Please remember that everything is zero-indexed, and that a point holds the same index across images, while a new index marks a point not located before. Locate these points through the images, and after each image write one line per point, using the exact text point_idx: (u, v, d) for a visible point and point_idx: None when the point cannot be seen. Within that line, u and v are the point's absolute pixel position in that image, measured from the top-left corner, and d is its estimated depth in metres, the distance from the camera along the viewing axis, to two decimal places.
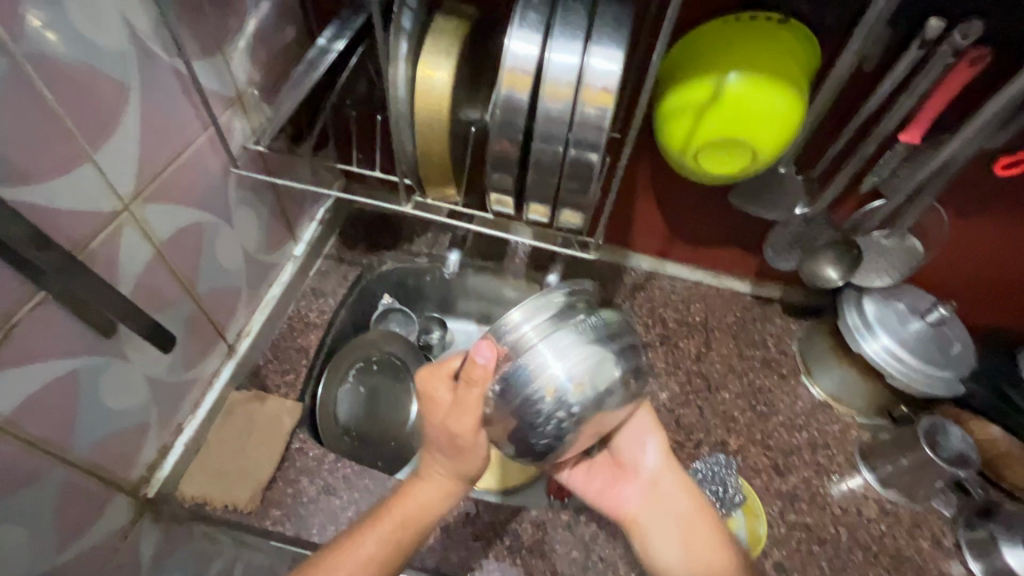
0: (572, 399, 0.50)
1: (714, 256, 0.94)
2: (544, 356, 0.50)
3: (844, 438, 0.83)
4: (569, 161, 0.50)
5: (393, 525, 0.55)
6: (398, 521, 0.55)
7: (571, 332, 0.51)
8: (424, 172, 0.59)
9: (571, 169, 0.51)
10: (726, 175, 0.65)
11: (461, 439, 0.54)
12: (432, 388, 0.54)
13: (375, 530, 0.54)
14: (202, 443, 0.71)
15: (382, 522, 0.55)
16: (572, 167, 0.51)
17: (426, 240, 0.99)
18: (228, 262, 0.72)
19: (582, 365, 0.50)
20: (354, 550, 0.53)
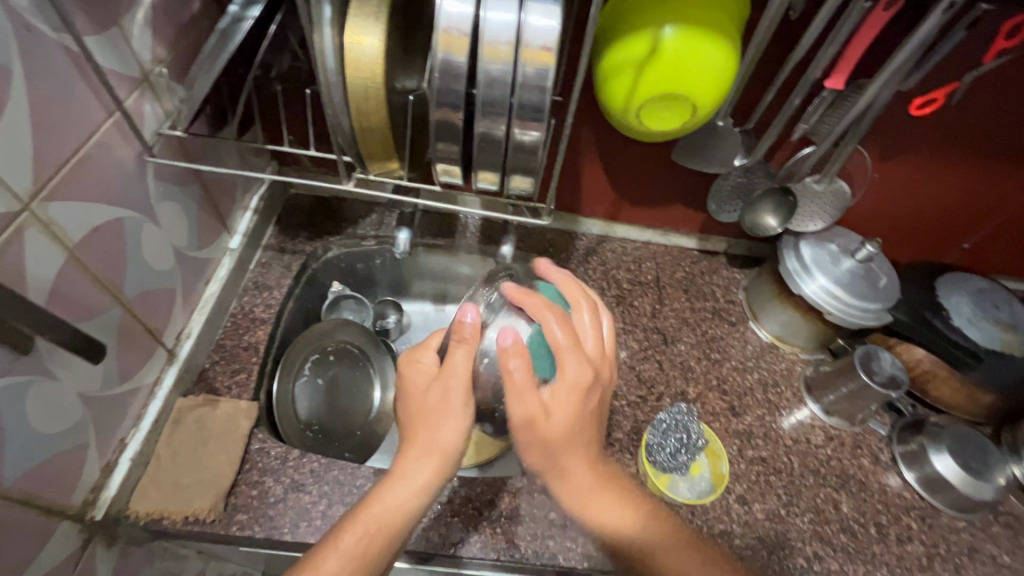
0: None
1: (663, 214, 0.97)
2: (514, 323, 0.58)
3: (791, 374, 0.89)
4: (514, 127, 0.49)
5: (369, 528, 0.52)
6: (366, 524, 0.52)
7: None
8: (364, 147, 0.56)
9: (516, 134, 0.50)
10: (669, 131, 0.65)
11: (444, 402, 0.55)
12: (411, 367, 0.58)
13: (346, 534, 0.52)
14: (151, 456, 0.67)
15: (352, 525, 0.52)
16: (518, 133, 0.49)
17: (371, 222, 0.96)
18: (158, 262, 0.66)
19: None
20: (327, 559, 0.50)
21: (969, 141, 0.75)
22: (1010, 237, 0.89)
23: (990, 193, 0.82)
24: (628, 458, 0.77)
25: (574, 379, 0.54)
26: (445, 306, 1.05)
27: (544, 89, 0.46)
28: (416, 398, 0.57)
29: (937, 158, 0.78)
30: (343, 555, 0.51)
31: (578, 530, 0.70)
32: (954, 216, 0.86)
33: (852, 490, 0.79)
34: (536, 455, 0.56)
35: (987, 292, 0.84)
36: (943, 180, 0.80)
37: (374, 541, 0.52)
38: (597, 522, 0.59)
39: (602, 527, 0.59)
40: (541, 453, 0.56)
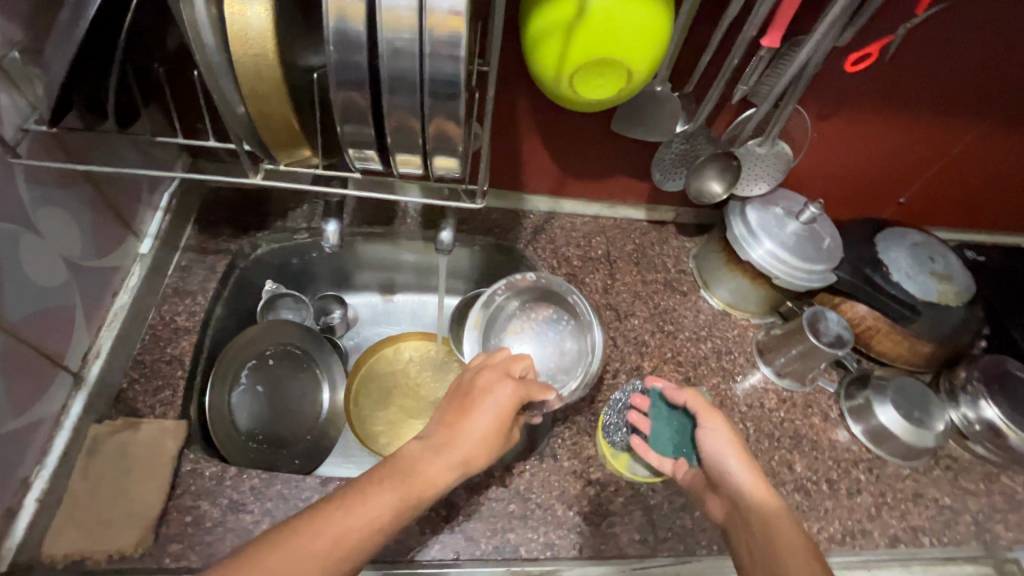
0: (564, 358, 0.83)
1: (610, 187, 0.94)
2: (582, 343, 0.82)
3: (743, 340, 0.89)
4: (430, 105, 0.44)
5: (398, 500, 0.52)
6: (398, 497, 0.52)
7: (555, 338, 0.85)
8: (267, 134, 0.50)
9: (432, 113, 0.45)
10: (606, 100, 0.62)
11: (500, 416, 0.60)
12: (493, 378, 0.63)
13: (373, 505, 0.51)
14: (65, 492, 0.61)
15: (382, 497, 0.52)
16: (434, 111, 0.44)
17: (303, 213, 0.88)
18: (45, 279, 0.58)
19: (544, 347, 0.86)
20: (352, 525, 0.49)
21: (907, 95, 0.74)
22: (943, 190, 0.91)
23: (925, 146, 0.83)
24: (587, 440, 0.75)
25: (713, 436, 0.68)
26: (393, 296, 1.02)
27: (457, 61, 0.41)
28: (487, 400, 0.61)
29: (876, 115, 0.77)
30: (370, 521, 0.50)
31: (540, 519, 0.69)
32: (892, 172, 0.87)
33: (804, 449, 0.80)
34: (718, 433, 0.67)
35: (922, 245, 0.86)
36: (881, 135, 0.81)
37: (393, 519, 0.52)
38: (761, 503, 0.61)
39: (770, 507, 0.61)
40: (722, 432, 0.67)
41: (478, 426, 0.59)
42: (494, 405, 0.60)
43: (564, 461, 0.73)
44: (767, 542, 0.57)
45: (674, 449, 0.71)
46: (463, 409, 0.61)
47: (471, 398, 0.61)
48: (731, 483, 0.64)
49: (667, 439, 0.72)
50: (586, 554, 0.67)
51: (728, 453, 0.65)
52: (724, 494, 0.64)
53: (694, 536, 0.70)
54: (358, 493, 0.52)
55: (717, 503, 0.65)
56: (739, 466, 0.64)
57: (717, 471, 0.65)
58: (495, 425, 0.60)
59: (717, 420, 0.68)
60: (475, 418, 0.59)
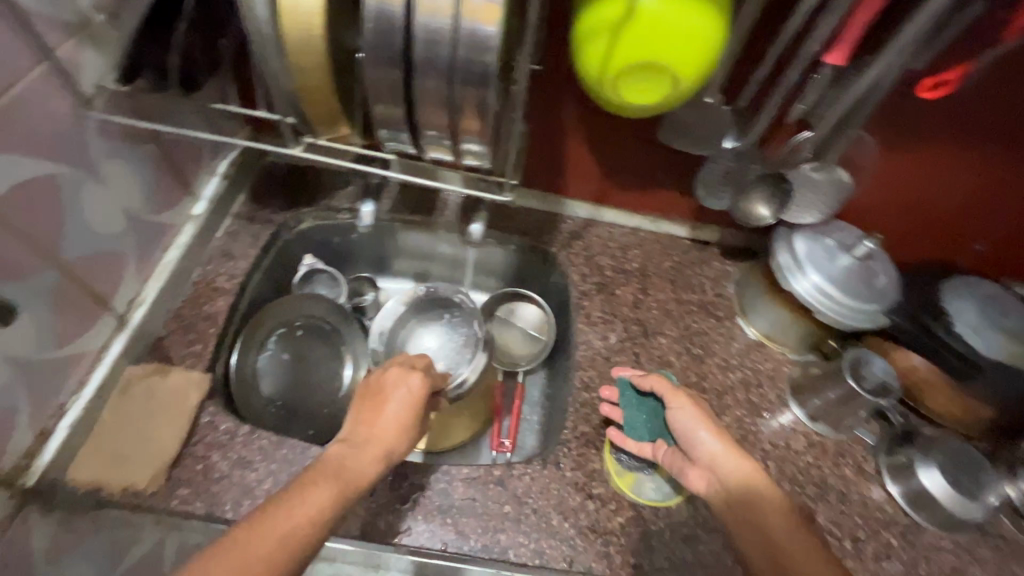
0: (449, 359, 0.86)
1: (653, 200, 0.92)
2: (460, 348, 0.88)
3: (777, 376, 0.84)
4: (458, 93, 0.44)
5: (332, 490, 0.51)
6: (333, 486, 0.51)
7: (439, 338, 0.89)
8: (309, 107, 0.52)
9: (460, 101, 0.45)
10: (651, 107, 0.60)
11: (408, 409, 0.60)
12: (396, 373, 0.62)
13: (311, 503, 0.49)
14: (95, 424, 0.65)
15: (317, 489, 0.50)
16: (462, 99, 0.45)
17: (348, 194, 0.91)
18: (103, 225, 0.64)
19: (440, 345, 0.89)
20: (292, 529, 0.46)
21: (992, 131, 0.68)
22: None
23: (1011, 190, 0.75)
24: (593, 453, 0.73)
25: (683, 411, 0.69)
26: (427, 285, 1.03)
27: (488, 50, 0.41)
28: (393, 396, 0.60)
29: (954, 151, 0.71)
30: (311, 515, 0.48)
31: (533, 524, 0.67)
32: (968, 214, 0.79)
33: (830, 501, 0.74)
34: (686, 410, 0.68)
35: (994, 298, 0.78)
36: (958, 173, 0.74)
37: (332, 505, 0.50)
38: (741, 467, 0.63)
39: (749, 470, 0.62)
40: (692, 409, 0.68)
41: (391, 419, 0.59)
42: (406, 395, 0.60)
43: (566, 471, 0.71)
44: (751, 506, 0.60)
45: (650, 433, 0.71)
46: (374, 408, 0.59)
47: (382, 397, 0.60)
48: (709, 454, 0.65)
49: (642, 425, 0.71)
50: (575, 569, 0.65)
51: (698, 427, 0.66)
52: (704, 467, 0.65)
53: (693, 571, 0.66)
54: (295, 492, 0.49)
55: (695, 476, 0.65)
56: (710, 437, 0.65)
57: (691, 446, 0.66)
58: (405, 417, 0.59)
59: (682, 400, 0.69)
60: (388, 413, 0.59)
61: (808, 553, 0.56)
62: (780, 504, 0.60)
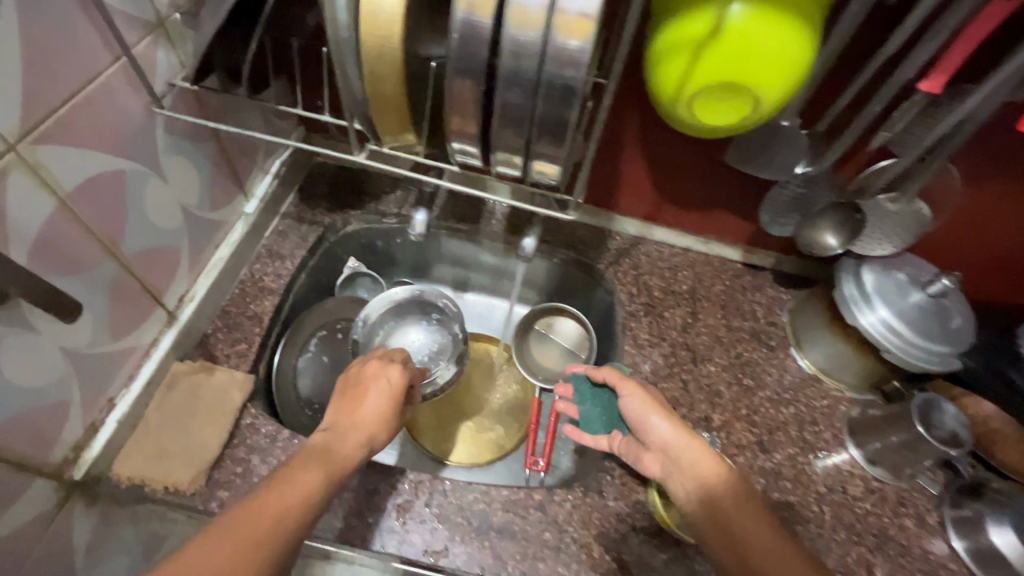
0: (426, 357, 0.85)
1: (706, 221, 0.89)
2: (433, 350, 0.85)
3: (833, 413, 0.80)
4: (539, 110, 0.42)
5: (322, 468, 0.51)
6: (321, 465, 0.51)
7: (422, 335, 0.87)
8: (378, 115, 0.51)
9: (540, 116, 0.43)
10: (726, 128, 0.58)
11: (388, 399, 0.60)
12: (375, 368, 0.63)
13: (298, 484, 0.48)
14: (141, 419, 0.65)
15: (308, 470, 0.50)
16: (542, 116, 0.43)
17: (395, 199, 0.90)
18: (162, 220, 0.64)
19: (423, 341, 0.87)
20: (284, 507, 0.46)
21: None
22: None
23: None
24: (637, 483, 0.70)
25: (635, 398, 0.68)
26: (464, 294, 1.03)
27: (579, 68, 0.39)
28: (370, 387, 0.61)
29: None
30: (303, 491, 0.48)
31: (573, 555, 0.64)
32: None
33: (889, 553, 0.69)
34: (636, 396, 0.68)
35: None
36: None
37: (323, 481, 0.50)
38: (689, 446, 0.61)
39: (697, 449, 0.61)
40: (641, 394, 0.68)
41: (370, 412, 0.59)
42: (386, 388, 0.61)
43: (610, 500, 0.68)
44: (704, 489, 0.59)
45: (606, 424, 0.72)
46: (353, 402, 0.59)
47: (361, 392, 0.60)
48: (659, 437, 0.64)
49: (597, 416, 0.73)
50: None
51: (647, 412, 0.66)
52: (657, 452, 0.64)
53: None
54: (284, 476, 0.49)
55: (651, 460, 0.65)
56: (659, 421, 0.65)
57: (645, 432, 0.66)
58: (385, 407, 0.59)
59: (632, 386, 0.69)
60: (366, 406, 0.59)
61: (755, 521, 0.55)
62: (731, 483, 0.58)
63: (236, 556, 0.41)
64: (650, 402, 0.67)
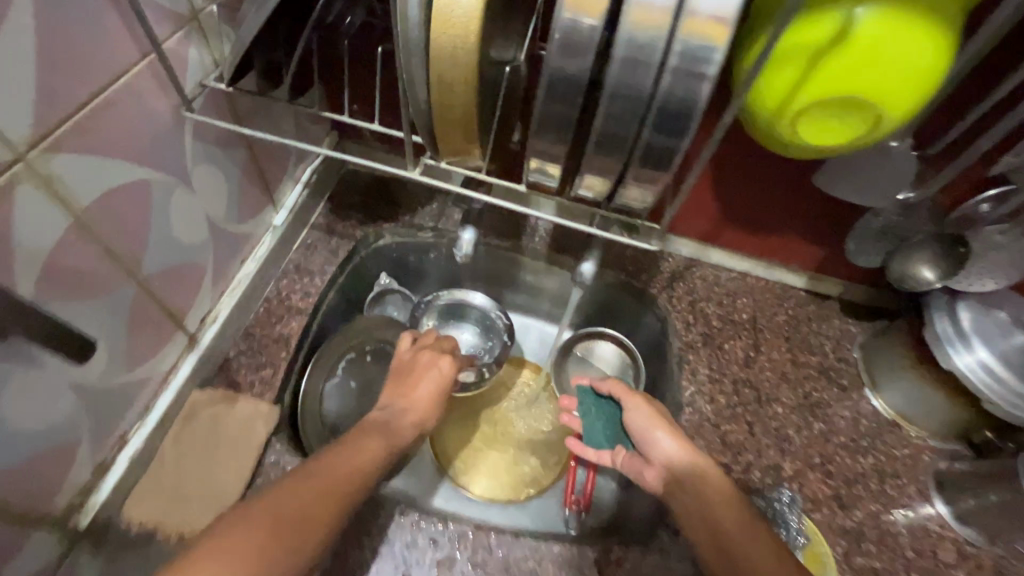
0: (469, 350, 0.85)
1: (773, 245, 0.80)
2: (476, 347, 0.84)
3: (916, 465, 0.72)
4: (648, 131, 0.37)
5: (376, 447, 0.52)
6: (368, 446, 0.51)
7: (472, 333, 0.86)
8: (439, 127, 0.44)
9: (647, 138, 0.37)
10: (833, 148, 0.50)
11: (436, 387, 0.61)
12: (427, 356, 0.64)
13: (347, 464, 0.48)
14: (155, 456, 0.59)
15: (359, 448, 0.50)
16: (650, 137, 0.37)
17: (431, 212, 0.85)
18: (190, 235, 0.57)
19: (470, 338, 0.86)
20: (333, 484, 0.46)
21: None
22: None
23: None
24: None
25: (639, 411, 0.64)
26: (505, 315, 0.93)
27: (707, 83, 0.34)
28: (421, 374, 0.62)
29: None
30: (352, 472, 0.48)
31: None
32: None
33: None
34: (641, 411, 0.63)
35: None
36: None
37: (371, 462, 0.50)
38: (693, 462, 0.58)
39: (701, 465, 0.57)
40: (646, 409, 0.63)
41: (422, 397, 0.61)
42: (437, 375, 0.62)
43: None
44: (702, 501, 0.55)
45: (608, 440, 0.67)
46: (406, 384, 0.61)
47: (412, 375, 0.62)
48: (664, 454, 0.60)
49: (599, 431, 0.67)
50: None
51: (653, 427, 0.61)
52: (661, 469, 0.60)
53: None
54: (353, 443, 0.51)
55: (654, 477, 0.60)
56: (666, 437, 0.60)
57: (649, 447, 0.61)
58: (434, 396, 0.61)
59: (638, 399, 0.64)
60: (418, 390, 0.61)
61: (759, 543, 0.50)
62: (736, 500, 0.54)
63: (280, 531, 0.40)
64: (656, 415, 0.62)
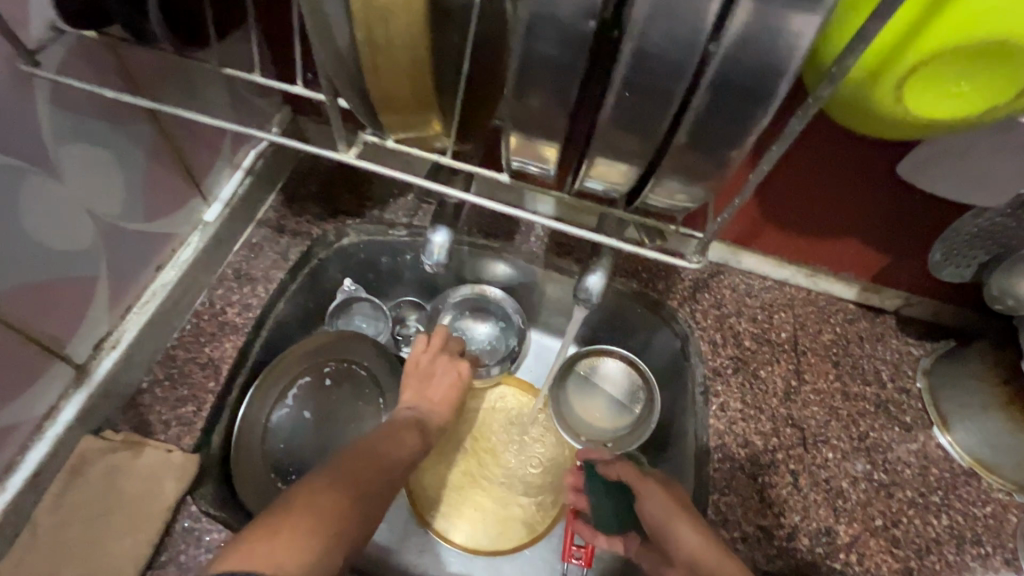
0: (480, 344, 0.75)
1: (821, 247, 0.64)
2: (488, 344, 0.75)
3: (1002, 526, 0.57)
4: (708, 82, 0.24)
5: (409, 433, 0.56)
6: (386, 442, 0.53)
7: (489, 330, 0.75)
8: (375, 78, 0.30)
9: (706, 94, 0.25)
10: (950, 124, 0.35)
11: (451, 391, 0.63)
12: (442, 362, 0.64)
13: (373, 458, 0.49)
14: (29, 523, 0.46)
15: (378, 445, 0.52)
16: (711, 92, 0.25)
17: (404, 204, 0.66)
18: (58, 237, 0.45)
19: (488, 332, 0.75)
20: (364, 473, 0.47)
21: None
22: None
23: None
24: None
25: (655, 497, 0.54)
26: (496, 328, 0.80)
27: (813, 7, 0.22)
28: (434, 381, 0.62)
29: None
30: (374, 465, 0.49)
31: None
32: None
33: None
34: (658, 500, 0.53)
35: None
36: None
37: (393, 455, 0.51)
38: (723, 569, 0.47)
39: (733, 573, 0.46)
40: (662, 498, 0.53)
41: (442, 399, 0.62)
42: (456, 379, 0.63)
43: None
44: None
45: (620, 524, 0.62)
46: (424, 388, 0.62)
47: (430, 381, 0.62)
48: (687, 552, 0.49)
49: (608, 514, 0.63)
50: None
51: (671, 520, 0.51)
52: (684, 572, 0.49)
53: None
54: (384, 433, 0.54)
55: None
56: (686, 530, 0.50)
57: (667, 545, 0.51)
58: (451, 398, 0.63)
59: (651, 485, 0.55)
60: (438, 392, 0.62)
61: None
62: None
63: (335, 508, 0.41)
64: (672, 505, 0.52)
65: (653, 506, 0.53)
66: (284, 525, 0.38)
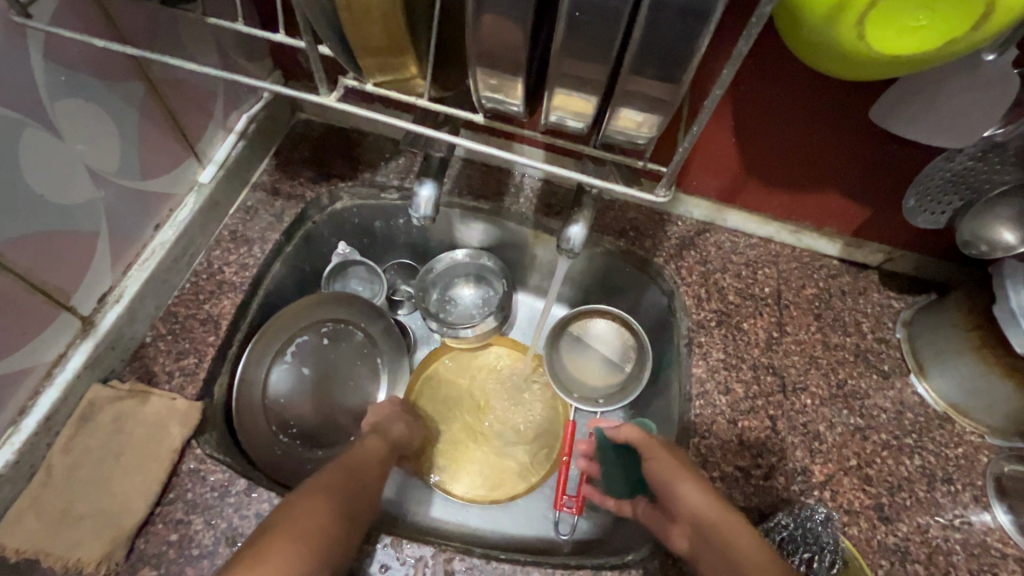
0: (468, 308, 0.75)
1: (804, 201, 0.66)
2: (476, 309, 0.75)
3: (972, 466, 0.60)
4: (647, 5, 0.26)
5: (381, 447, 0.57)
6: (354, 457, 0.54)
7: (478, 295, 0.76)
8: (348, 18, 0.32)
9: (648, 12, 0.26)
10: (911, 60, 0.36)
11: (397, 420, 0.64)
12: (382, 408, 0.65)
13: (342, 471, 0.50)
14: (43, 464, 0.49)
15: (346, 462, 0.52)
16: (652, 15, 0.26)
17: (396, 166, 0.67)
18: (57, 192, 0.46)
19: (477, 296, 0.76)
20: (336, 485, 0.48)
21: None
22: None
23: None
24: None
25: (661, 451, 0.54)
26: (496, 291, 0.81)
27: None
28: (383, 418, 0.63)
29: None
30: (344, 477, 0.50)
31: None
32: None
33: None
34: (663, 461, 0.53)
35: None
36: None
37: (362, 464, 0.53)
38: (723, 520, 0.48)
39: (732, 526, 0.47)
40: (665, 456, 0.54)
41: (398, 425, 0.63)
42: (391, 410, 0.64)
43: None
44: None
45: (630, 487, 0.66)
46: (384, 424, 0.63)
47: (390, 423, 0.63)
48: (690, 507, 0.50)
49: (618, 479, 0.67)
50: None
51: (675, 478, 0.52)
52: (685, 524, 0.50)
53: None
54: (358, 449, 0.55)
55: (678, 531, 0.51)
56: (690, 488, 0.51)
57: (670, 500, 0.52)
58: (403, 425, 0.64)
59: (656, 447, 0.55)
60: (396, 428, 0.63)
61: None
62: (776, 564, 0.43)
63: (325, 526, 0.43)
64: (672, 463, 0.53)
65: (658, 464, 0.54)
66: (269, 556, 0.38)
